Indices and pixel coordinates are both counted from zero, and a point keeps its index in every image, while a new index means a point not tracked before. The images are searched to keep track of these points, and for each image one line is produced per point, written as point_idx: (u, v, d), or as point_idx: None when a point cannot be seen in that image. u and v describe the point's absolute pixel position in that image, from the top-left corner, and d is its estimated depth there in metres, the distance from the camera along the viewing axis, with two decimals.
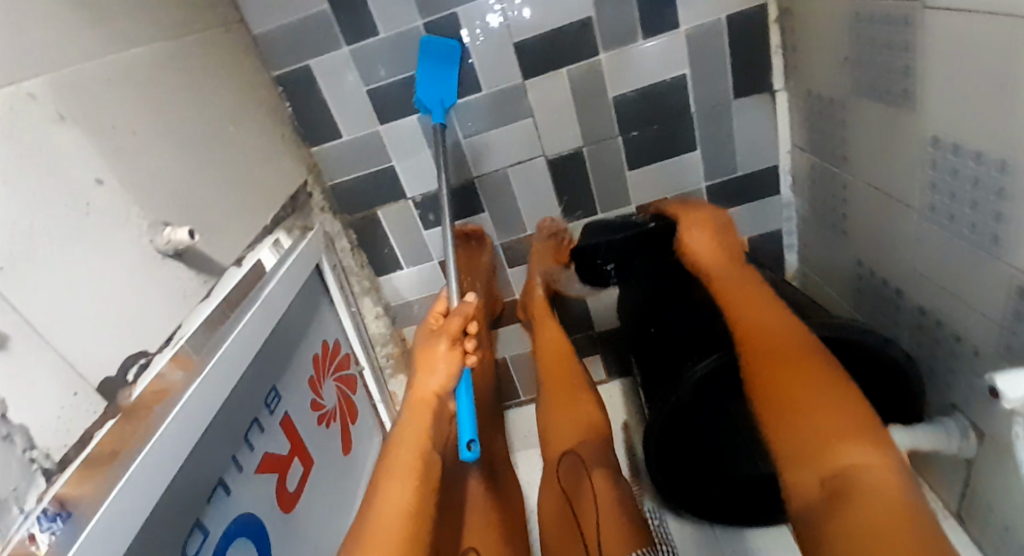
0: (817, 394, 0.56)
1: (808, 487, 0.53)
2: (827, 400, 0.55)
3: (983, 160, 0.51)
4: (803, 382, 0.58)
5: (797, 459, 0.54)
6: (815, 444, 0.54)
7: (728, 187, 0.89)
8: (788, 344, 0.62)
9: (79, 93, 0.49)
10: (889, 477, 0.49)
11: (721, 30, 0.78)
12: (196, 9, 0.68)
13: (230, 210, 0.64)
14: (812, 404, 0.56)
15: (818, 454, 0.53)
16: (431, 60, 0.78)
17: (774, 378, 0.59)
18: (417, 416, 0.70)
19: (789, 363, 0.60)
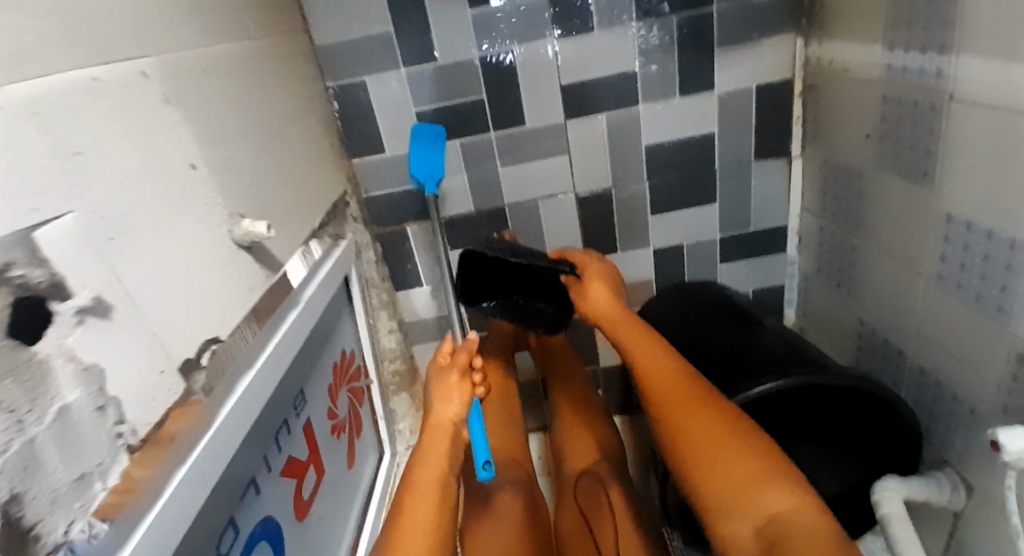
0: (720, 440, 0.60)
1: (740, 536, 0.56)
2: (733, 446, 0.59)
3: (994, 238, 0.58)
4: (704, 434, 0.61)
5: (719, 513, 0.58)
6: (731, 494, 0.57)
7: (740, 240, 0.96)
8: (683, 397, 0.65)
9: (180, 78, 0.50)
10: (807, 515, 0.54)
11: (750, 95, 0.85)
12: (271, 11, 0.70)
13: (286, 209, 0.65)
14: (723, 452, 0.59)
15: (741, 503, 0.57)
16: (420, 142, 0.84)
17: (684, 432, 0.62)
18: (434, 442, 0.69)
19: (690, 416, 0.63)
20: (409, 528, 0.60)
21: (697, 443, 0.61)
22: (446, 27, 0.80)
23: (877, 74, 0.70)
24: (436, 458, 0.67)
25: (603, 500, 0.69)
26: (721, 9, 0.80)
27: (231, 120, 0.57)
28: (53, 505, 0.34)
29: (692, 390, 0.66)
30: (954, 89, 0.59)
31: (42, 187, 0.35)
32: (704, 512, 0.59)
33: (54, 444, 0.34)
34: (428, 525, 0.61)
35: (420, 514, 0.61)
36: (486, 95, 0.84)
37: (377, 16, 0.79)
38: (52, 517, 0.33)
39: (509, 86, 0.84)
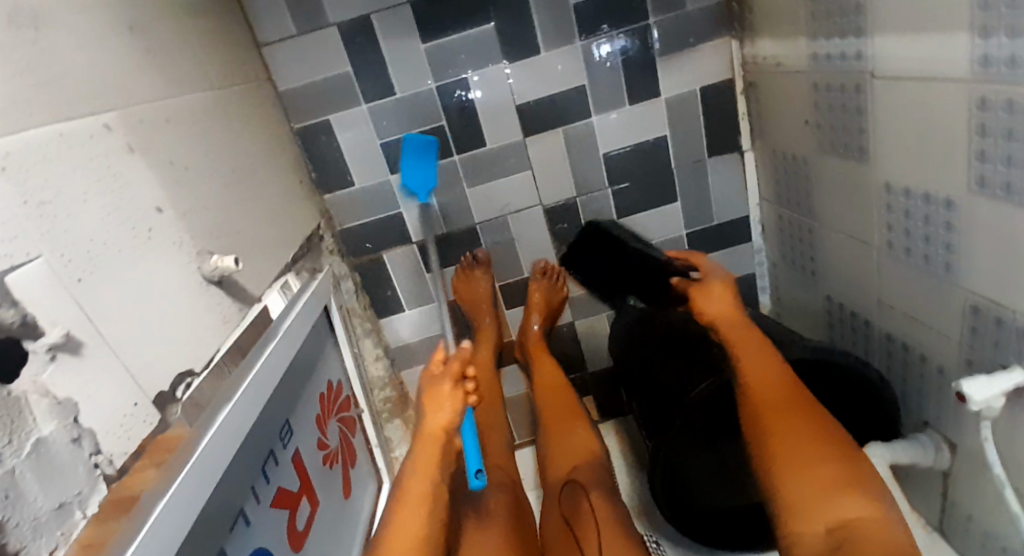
0: (808, 434, 0.55)
1: (813, 535, 0.50)
2: (816, 442, 0.55)
3: (931, 201, 0.61)
4: (788, 427, 0.56)
5: (791, 508, 0.52)
6: (813, 491, 0.52)
7: (706, 234, 0.99)
8: (779, 385, 0.60)
9: (143, 129, 0.53)
10: (891, 526, 0.48)
11: (696, 97, 0.89)
12: (232, 61, 0.74)
13: (259, 245, 0.68)
14: (810, 444, 0.55)
15: (823, 501, 0.51)
16: (415, 154, 0.86)
17: (770, 421, 0.58)
18: (425, 451, 0.69)
19: (772, 409, 0.58)
20: (396, 539, 0.61)
21: (777, 436, 0.56)
22: (400, 62, 0.84)
23: (806, 64, 0.74)
24: (424, 470, 0.68)
25: (585, 504, 0.69)
26: (657, 22, 0.85)
27: (195, 164, 0.60)
28: (36, 531, 0.35)
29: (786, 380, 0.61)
30: (874, 68, 0.62)
31: (12, 233, 0.37)
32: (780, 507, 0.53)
33: (32, 474, 0.36)
34: (417, 537, 0.62)
35: (408, 525, 0.63)
36: (445, 121, 0.88)
37: (334, 57, 0.83)
38: (36, 543, 0.35)
39: (466, 110, 0.88)
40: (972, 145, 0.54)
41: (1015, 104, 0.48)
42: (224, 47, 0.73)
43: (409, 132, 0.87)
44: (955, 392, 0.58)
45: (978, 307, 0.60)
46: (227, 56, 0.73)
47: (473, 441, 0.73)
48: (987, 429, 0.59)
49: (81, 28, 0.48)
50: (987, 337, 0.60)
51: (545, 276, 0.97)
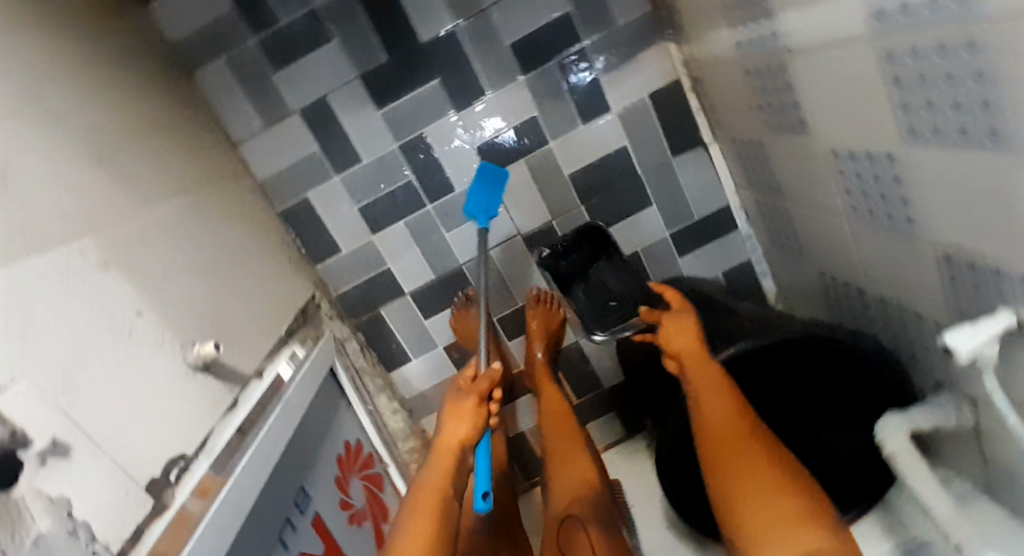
0: (773, 476, 0.60)
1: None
2: (778, 482, 0.60)
3: (876, 159, 0.60)
4: (751, 481, 0.60)
5: (756, 541, 0.59)
6: (773, 524, 0.58)
7: (690, 232, 0.98)
8: (736, 429, 0.62)
9: (115, 245, 0.59)
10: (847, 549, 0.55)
11: (647, 105, 0.91)
12: (205, 164, 0.81)
13: (245, 325, 0.73)
14: (775, 484, 0.59)
15: (784, 530, 0.57)
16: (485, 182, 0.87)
17: (733, 467, 0.61)
18: (441, 461, 0.72)
19: (734, 461, 0.61)
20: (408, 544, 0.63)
21: (745, 479, 0.60)
22: (359, 130, 0.90)
23: (733, 51, 0.74)
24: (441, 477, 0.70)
25: (583, 534, 0.71)
26: (591, 42, 0.87)
27: (174, 267, 0.66)
28: None
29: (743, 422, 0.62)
30: (789, 43, 0.62)
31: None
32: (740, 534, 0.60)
33: None
34: (428, 543, 0.63)
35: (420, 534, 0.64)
36: (412, 176, 0.93)
37: (299, 140, 0.90)
38: None
39: (430, 161, 0.92)
40: (895, 97, 0.53)
41: (918, 48, 0.47)
42: (197, 154, 0.80)
43: (484, 162, 0.91)
44: (941, 350, 0.56)
45: (949, 256, 0.58)
46: (201, 162, 0.80)
47: (485, 460, 0.76)
48: (989, 378, 0.56)
49: (53, 169, 0.55)
50: (965, 285, 0.58)
51: (540, 304, 0.96)
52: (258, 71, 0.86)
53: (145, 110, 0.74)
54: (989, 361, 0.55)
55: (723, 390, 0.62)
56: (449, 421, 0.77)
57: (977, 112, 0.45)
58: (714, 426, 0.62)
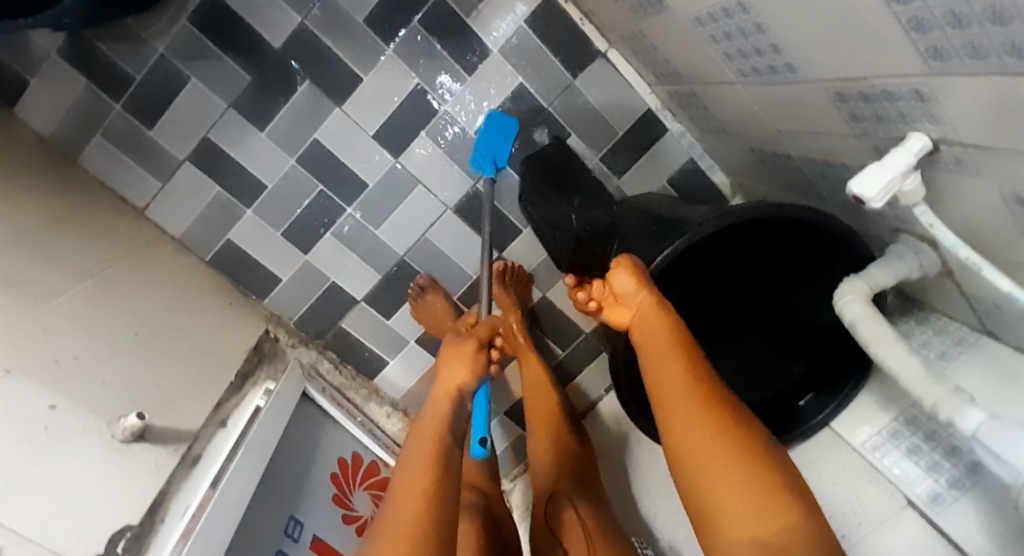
0: (736, 444, 0.51)
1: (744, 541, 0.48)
2: (742, 451, 0.51)
3: (730, 12, 0.53)
4: (710, 451, 0.51)
5: (719, 521, 0.50)
6: (741, 502, 0.49)
7: (619, 150, 0.91)
8: (699, 394, 0.54)
9: (17, 349, 0.57)
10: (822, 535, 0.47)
11: (527, 33, 0.85)
12: (115, 237, 0.81)
13: (187, 384, 0.74)
14: (736, 454, 0.51)
15: (755, 511, 0.48)
16: (496, 132, 0.86)
17: (697, 434, 0.52)
18: (438, 404, 0.75)
19: (689, 427, 0.53)
20: (395, 522, 0.58)
21: (705, 449, 0.51)
22: (254, 158, 0.88)
23: None
24: (439, 421, 0.70)
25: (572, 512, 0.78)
26: None
27: (94, 349, 0.66)
28: None
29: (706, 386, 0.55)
30: None
31: None
32: (705, 511, 0.51)
33: None
34: (418, 514, 0.58)
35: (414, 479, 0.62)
36: (321, 186, 0.91)
37: (202, 186, 0.89)
38: None
39: (333, 165, 0.90)
40: None
41: None
42: (103, 230, 0.80)
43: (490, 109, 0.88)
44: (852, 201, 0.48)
45: (842, 93, 0.49)
46: (108, 236, 0.80)
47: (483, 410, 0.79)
48: (925, 215, 0.49)
49: None
50: (871, 120, 0.49)
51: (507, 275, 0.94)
52: (139, 135, 0.86)
53: (41, 202, 0.73)
54: (910, 196, 0.48)
55: (673, 353, 0.57)
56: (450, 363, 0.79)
57: None
58: (660, 384, 0.57)
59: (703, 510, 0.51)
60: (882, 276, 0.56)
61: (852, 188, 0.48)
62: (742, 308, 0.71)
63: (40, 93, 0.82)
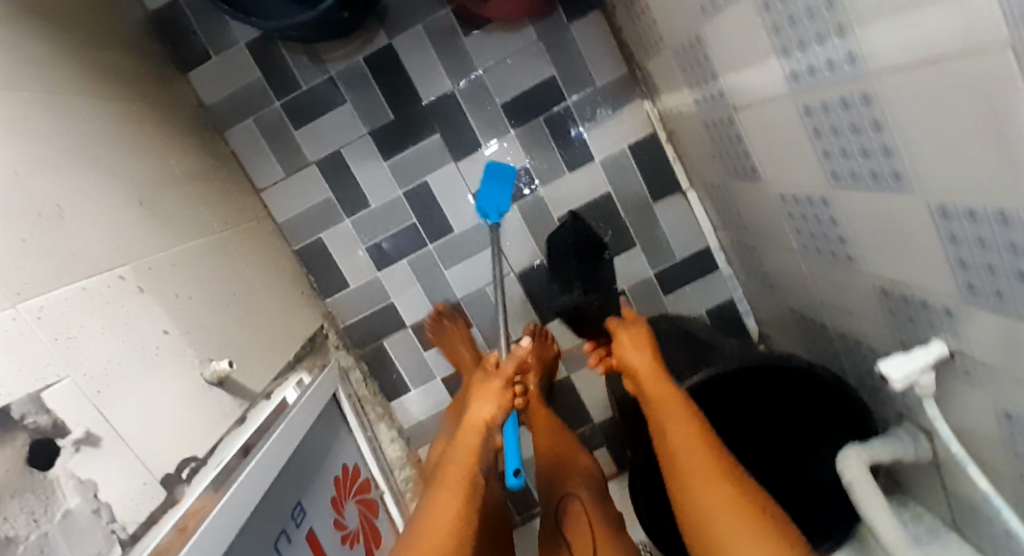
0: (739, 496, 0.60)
1: None
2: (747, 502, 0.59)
3: (811, 202, 0.67)
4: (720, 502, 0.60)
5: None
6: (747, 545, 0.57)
7: (673, 272, 1.03)
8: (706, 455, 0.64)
9: (152, 274, 0.69)
10: None
11: (626, 154, 1.00)
12: (233, 207, 0.93)
13: (259, 349, 0.83)
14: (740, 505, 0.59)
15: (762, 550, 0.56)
16: (495, 180, 0.95)
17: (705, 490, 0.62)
18: (469, 435, 0.80)
19: (703, 482, 0.62)
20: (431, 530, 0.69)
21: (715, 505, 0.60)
22: (369, 179, 1.01)
23: (694, 106, 0.83)
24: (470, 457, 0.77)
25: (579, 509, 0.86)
26: (573, 99, 0.99)
27: (201, 294, 0.76)
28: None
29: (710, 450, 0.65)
30: (733, 103, 0.71)
31: (38, 364, 0.51)
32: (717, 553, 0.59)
33: (61, 538, 0.47)
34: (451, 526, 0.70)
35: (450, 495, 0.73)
36: (414, 219, 1.03)
37: (315, 187, 1.01)
38: None
39: (430, 205, 1.02)
40: (816, 148, 0.60)
41: (827, 105, 0.55)
42: (225, 199, 0.92)
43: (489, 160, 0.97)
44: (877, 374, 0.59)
45: (886, 290, 0.62)
46: (227, 204, 0.92)
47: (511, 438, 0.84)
48: (931, 406, 0.59)
49: (100, 208, 0.66)
50: (904, 318, 0.61)
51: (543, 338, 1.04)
52: (282, 130, 0.99)
53: (180, 163, 0.85)
54: (926, 389, 0.59)
55: (683, 418, 0.67)
56: (480, 399, 0.83)
57: (881, 160, 0.52)
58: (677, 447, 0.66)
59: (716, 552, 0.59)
60: (881, 450, 0.66)
61: (882, 367, 0.59)
62: (758, 433, 0.79)
63: (216, 71, 0.97)
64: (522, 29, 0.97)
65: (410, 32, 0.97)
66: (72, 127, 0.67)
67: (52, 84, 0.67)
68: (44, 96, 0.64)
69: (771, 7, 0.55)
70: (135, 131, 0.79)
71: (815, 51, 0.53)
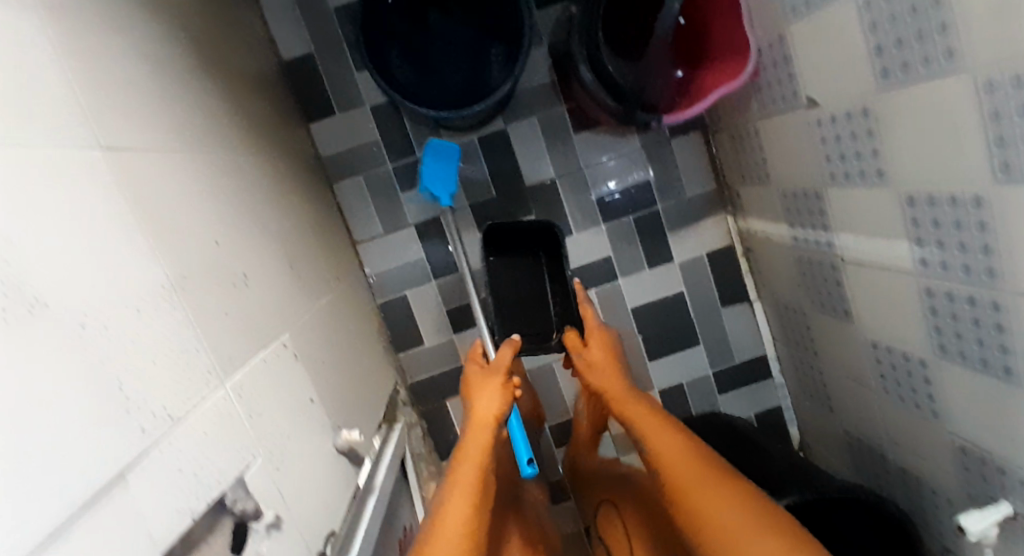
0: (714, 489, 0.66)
1: None
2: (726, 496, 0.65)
3: (907, 357, 0.76)
4: (702, 495, 0.66)
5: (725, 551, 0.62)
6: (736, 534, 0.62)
7: (728, 372, 1.12)
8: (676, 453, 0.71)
9: (303, 339, 0.72)
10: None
11: (703, 261, 1.09)
12: (337, 258, 0.95)
13: (363, 411, 0.85)
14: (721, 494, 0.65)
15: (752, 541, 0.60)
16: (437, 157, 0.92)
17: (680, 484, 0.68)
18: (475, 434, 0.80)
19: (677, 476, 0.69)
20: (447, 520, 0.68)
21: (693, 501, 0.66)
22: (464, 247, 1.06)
23: (790, 240, 0.93)
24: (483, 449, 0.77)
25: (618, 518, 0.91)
26: (664, 204, 1.07)
27: (329, 356, 0.79)
28: None
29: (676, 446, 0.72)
30: (842, 253, 0.81)
31: (242, 443, 0.53)
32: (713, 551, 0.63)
33: None
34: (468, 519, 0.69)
35: (461, 489, 0.72)
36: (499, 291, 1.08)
37: (411, 248, 1.06)
38: None
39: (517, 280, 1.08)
40: (929, 320, 0.70)
41: (953, 295, 0.65)
42: (331, 250, 0.94)
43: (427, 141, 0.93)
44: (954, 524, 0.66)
45: (964, 447, 0.71)
46: (333, 256, 0.94)
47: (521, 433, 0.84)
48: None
49: (270, 272, 0.70)
50: (976, 474, 0.70)
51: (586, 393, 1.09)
52: (389, 190, 1.04)
53: (306, 217, 0.88)
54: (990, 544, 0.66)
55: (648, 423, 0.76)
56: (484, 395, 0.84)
57: (996, 353, 0.62)
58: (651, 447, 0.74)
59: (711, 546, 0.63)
60: None
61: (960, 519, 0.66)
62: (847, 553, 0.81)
63: (336, 126, 1.02)
64: (630, 135, 1.04)
65: (526, 121, 1.04)
66: (242, 190, 0.71)
67: (222, 147, 0.70)
68: (227, 170, 0.69)
69: (914, 203, 0.66)
70: (275, 184, 0.82)
71: (951, 252, 0.63)
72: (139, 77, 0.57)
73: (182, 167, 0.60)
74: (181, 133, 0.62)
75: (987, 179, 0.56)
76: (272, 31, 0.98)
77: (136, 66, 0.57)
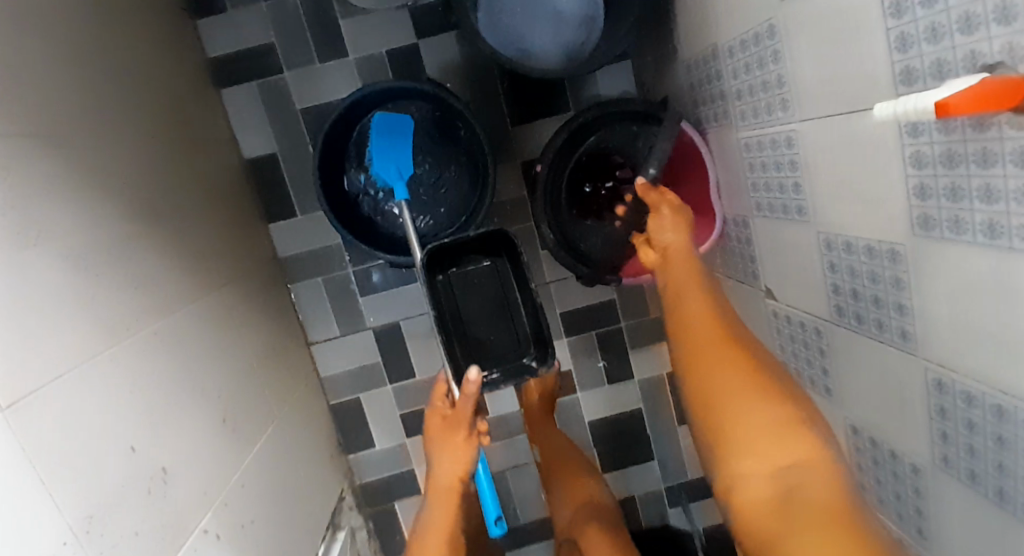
0: (736, 376, 0.61)
1: (758, 484, 0.55)
2: (746, 386, 0.60)
3: None
4: (724, 374, 0.62)
5: (734, 438, 0.58)
6: (755, 431, 0.57)
7: (679, 487, 1.13)
8: (714, 332, 0.67)
9: (230, 506, 0.71)
10: (827, 472, 0.54)
11: (662, 380, 1.10)
12: (286, 373, 0.94)
13: (297, 548, 0.84)
14: (749, 378, 0.61)
15: (763, 440, 0.56)
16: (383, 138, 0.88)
17: (703, 359, 0.65)
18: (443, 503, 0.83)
19: (711, 356, 0.64)
20: None
21: (710, 379, 0.63)
22: (422, 354, 1.06)
23: None
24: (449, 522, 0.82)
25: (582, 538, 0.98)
26: (627, 323, 1.08)
27: (263, 505, 0.78)
28: None
29: (714, 322, 0.68)
30: None
31: None
32: (720, 434, 0.60)
33: None
34: None
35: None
36: None
37: (367, 352, 1.05)
38: None
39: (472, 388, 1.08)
40: None
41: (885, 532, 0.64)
42: (279, 368, 0.92)
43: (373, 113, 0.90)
44: None
45: None
46: (281, 373, 0.93)
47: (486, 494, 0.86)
48: None
49: (207, 440, 0.70)
50: None
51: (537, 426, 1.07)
52: (349, 294, 1.03)
53: (252, 343, 0.86)
54: None
55: (695, 289, 0.72)
56: (446, 463, 0.83)
57: None
58: (686, 311, 0.70)
59: (716, 431, 0.60)
60: None
61: None
62: None
63: (295, 228, 1.02)
64: None
65: None
66: (191, 352, 0.72)
67: (171, 310, 0.70)
68: (177, 342, 0.70)
69: (857, 434, 0.65)
70: (219, 319, 0.80)
71: (887, 492, 0.62)
72: (74, 286, 0.55)
73: (123, 360, 0.59)
74: (127, 319, 0.62)
75: (929, 459, 0.54)
76: (235, 130, 0.98)
77: (73, 274, 0.55)
